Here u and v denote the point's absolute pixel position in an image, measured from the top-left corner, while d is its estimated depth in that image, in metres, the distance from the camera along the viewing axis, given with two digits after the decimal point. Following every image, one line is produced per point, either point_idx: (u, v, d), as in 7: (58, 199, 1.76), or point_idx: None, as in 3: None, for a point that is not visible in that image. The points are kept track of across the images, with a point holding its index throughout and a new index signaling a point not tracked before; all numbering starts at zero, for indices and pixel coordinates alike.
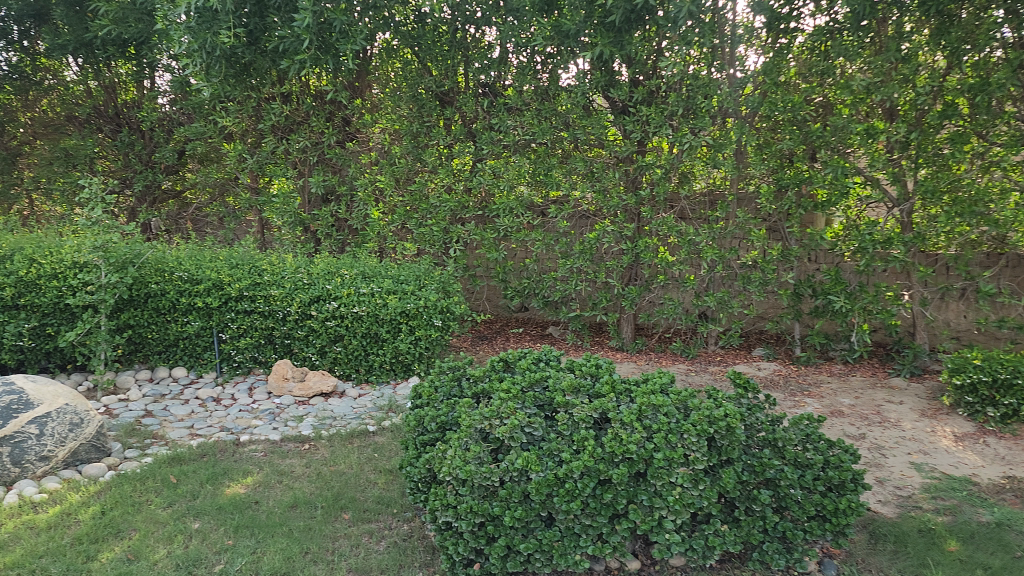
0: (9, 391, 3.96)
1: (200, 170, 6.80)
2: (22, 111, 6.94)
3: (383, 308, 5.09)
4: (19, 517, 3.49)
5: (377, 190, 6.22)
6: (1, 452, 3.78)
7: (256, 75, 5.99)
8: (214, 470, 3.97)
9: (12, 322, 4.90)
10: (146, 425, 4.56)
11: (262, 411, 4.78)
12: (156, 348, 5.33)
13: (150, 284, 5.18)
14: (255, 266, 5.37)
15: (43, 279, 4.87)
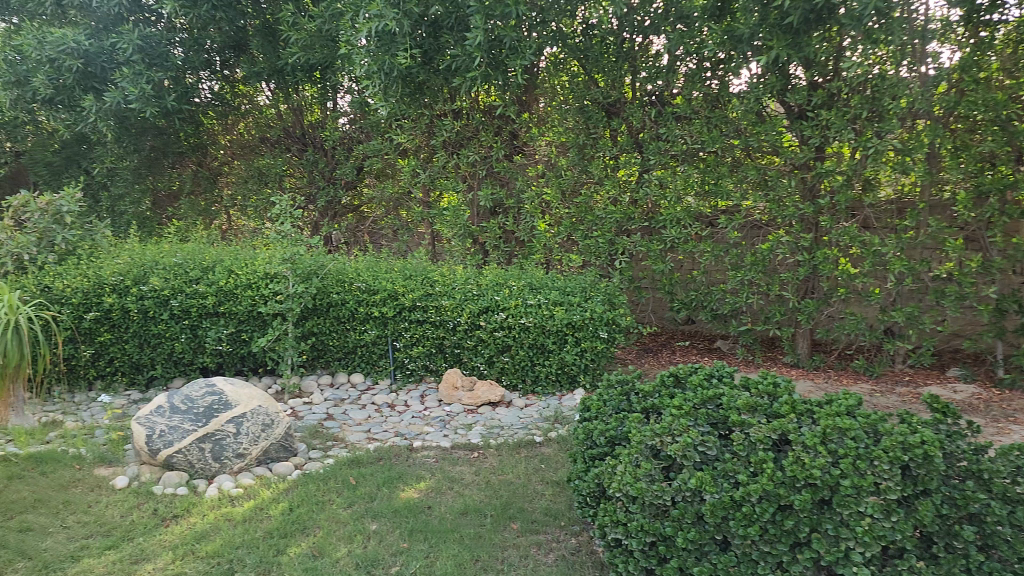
0: (211, 392, 4.31)
1: (378, 185, 7.13)
2: (223, 135, 7.60)
3: (550, 319, 5.12)
4: (219, 509, 3.79)
5: (544, 202, 6.28)
6: (205, 448, 4.14)
7: (430, 93, 6.22)
8: (390, 473, 4.13)
9: (213, 327, 5.32)
10: (328, 428, 4.83)
11: (433, 418, 4.94)
12: (336, 355, 5.62)
13: (332, 293, 5.46)
14: (427, 277, 5.56)
15: (239, 288, 5.28)
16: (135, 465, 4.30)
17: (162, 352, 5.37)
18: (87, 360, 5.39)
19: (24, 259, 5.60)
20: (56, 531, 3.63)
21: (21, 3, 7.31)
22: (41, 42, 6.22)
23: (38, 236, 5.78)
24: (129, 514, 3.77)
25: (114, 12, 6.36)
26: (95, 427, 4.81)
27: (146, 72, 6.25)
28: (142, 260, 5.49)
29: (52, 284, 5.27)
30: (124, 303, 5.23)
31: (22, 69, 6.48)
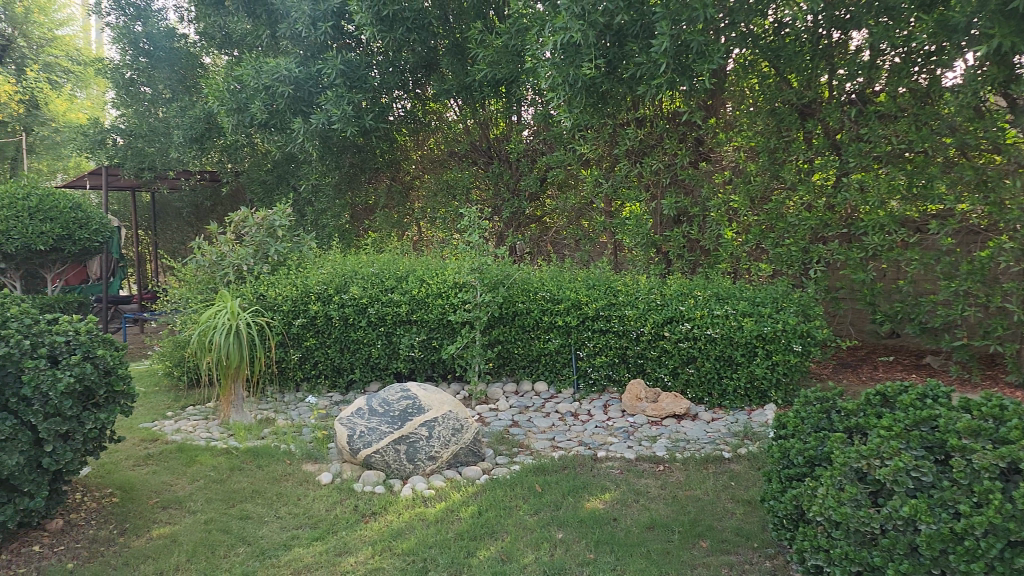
0: (407, 396, 4.54)
1: (561, 195, 7.22)
2: (414, 150, 8.02)
3: (738, 330, 4.95)
4: (413, 509, 3.95)
5: (731, 210, 6.07)
6: (400, 449, 4.34)
7: (613, 103, 6.21)
8: (574, 483, 4.14)
9: (406, 334, 5.59)
10: (514, 434, 4.92)
11: (616, 429, 4.90)
12: (521, 363, 5.72)
13: (517, 302, 5.58)
14: (611, 286, 5.54)
15: (430, 297, 5.51)
16: (338, 462, 4.59)
17: (360, 357, 5.70)
18: (295, 362, 5.82)
19: (243, 269, 6.15)
20: (270, 520, 3.93)
21: (242, 37, 8.09)
22: (259, 72, 6.86)
23: (255, 248, 6.33)
24: (333, 508, 4.03)
25: (320, 40, 6.87)
26: (302, 425, 5.19)
27: (347, 95, 6.68)
28: (343, 270, 5.87)
29: (265, 293, 5.75)
30: (327, 310, 5.61)
31: (242, 97, 7.16)
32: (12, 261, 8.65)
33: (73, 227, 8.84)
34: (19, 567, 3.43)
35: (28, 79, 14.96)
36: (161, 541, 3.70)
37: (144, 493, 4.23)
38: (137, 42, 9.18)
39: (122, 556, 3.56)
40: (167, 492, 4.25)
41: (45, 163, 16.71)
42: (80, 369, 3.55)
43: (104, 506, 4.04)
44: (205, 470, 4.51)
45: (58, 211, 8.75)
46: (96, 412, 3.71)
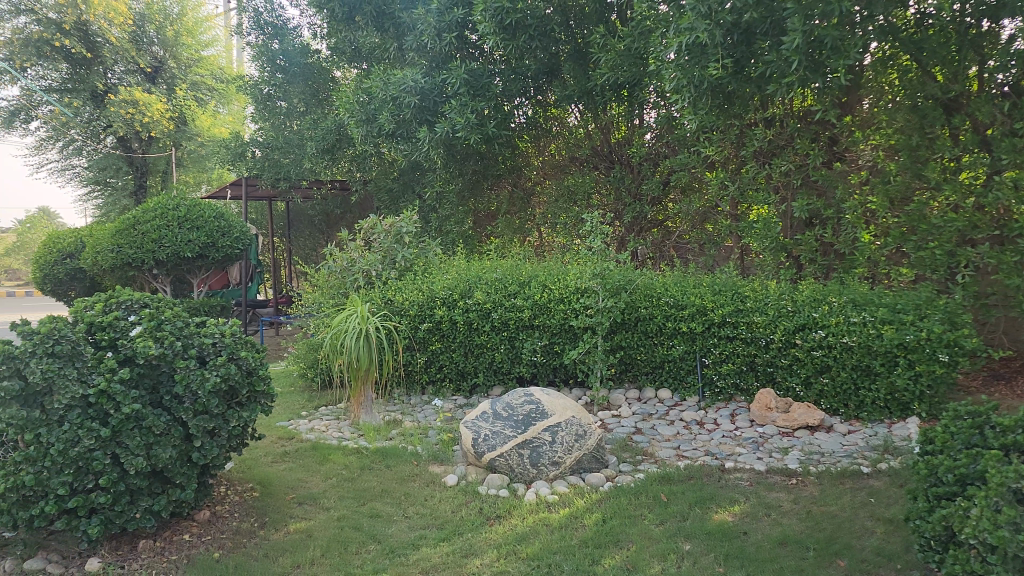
0: (530, 400, 4.57)
1: (684, 199, 7.10)
2: (535, 156, 8.09)
3: (877, 339, 4.70)
4: (538, 514, 3.96)
5: (868, 212, 5.78)
6: (524, 453, 4.36)
7: (739, 103, 6.05)
8: (701, 494, 4.03)
9: (529, 339, 5.63)
10: (638, 442, 4.85)
11: (745, 439, 4.75)
12: (644, 369, 5.65)
13: (640, 308, 5.51)
14: (738, 291, 5.38)
15: (553, 302, 5.52)
16: (463, 465, 4.67)
17: (483, 361, 5.78)
18: (421, 366, 5.96)
19: (372, 274, 6.36)
20: (398, 519, 4.04)
21: (371, 51, 8.39)
22: (387, 84, 7.12)
23: (384, 254, 6.55)
24: (459, 510, 4.09)
25: (445, 50, 7.04)
26: (429, 428, 5.31)
27: (470, 103, 6.79)
28: (467, 275, 5.97)
29: (393, 298, 5.93)
30: (452, 315, 5.73)
31: (371, 108, 7.44)
32: (163, 267, 9.30)
33: (217, 236, 9.41)
34: (171, 554, 3.68)
35: (178, 97, 16.14)
36: (297, 536, 3.86)
37: (281, 488, 4.43)
38: (274, 59, 9.71)
39: (262, 548, 3.75)
40: (302, 489, 4.44)
41: (192, 175, 17.89)
42: (225, 370, 3.75)
43: (245, 499, 4.26)
44: (337, 469, 4.69)
45: (204, 220, 9.35)
46: (239, 410, 3.92)
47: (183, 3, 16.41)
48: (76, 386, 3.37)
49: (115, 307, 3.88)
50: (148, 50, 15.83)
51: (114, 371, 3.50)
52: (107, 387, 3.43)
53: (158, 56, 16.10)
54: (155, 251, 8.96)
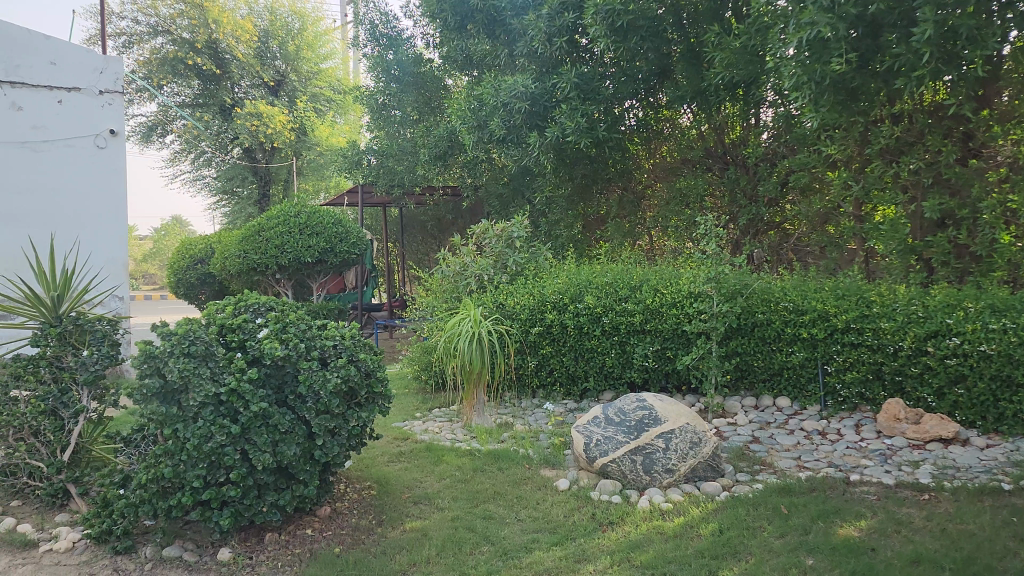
0: (643, 406, 4.50)
1: (803, 200, 6.87)
2: (646, 158, 8.00)
3: (1019, 347, 4.37)
4: (651, 521, 3.90)
5: (1009, 210, 5.37)
6: (636, 460, 4.30)
7: (863, 99, 5.78)
8: (825, 507, 3.85)
9: (640, 344, 5.54)
10: (755, 451, 4.71)
11: (871, 451, 4.52)
12: (761, 376, 5.50)
13: (757, 313, 5.35)
14: (863, 295, 5.13)
15: (665, 307, 5.42)
16: (575, 469, 4.65)
17: (595, 365, 5.74)
18: (532, 370, 5.99)
19: (483, 279, 6.43)
20: (511, 522, 4.06)
21: (482, 58, 8.51)
22: (498, 90, 7.22)
23: (495, 258, 6.63)
24: (571, 515, 4.07)
25: (556, 55, 7.09)
26: (540, 431, 5.32)
27: (581, 107, 6.78)
28: (578, 279, 5.95)
29: (505, 301, 5.99)
30: (563, 319, 5.73)
31: (482, 115, 7.57)
32: (286, 272, 9.74)
33: (335, 241, 9.73)
34: (295, 547, 3.83)
35: (299, 109, 16.89)
36: (413, 534, 3.94)
37: (398, 487, 4.54)
38: (389, 69, 9.99)
39: (380, 545, 3.85)
40: (417, 488, 4.54)
41: (311, 184, 18.62)
42: (346, 371, 3.87)
43: (364, 497, 4.39)
44: (450, 470, 4.76)
45: (323, 227, 9.71)
46: (359, 411, 4.04)
47: (303, 19, 17.14)
48: (210, 385, 3.56)
49: (243, 310, 4.07)
50: (271, 65, 16.72)
51: (243, 371, 3.67)
52: (237, 386, 3.59)
53: (281, 71, 16.94)
54: (278, 257, 9.44)
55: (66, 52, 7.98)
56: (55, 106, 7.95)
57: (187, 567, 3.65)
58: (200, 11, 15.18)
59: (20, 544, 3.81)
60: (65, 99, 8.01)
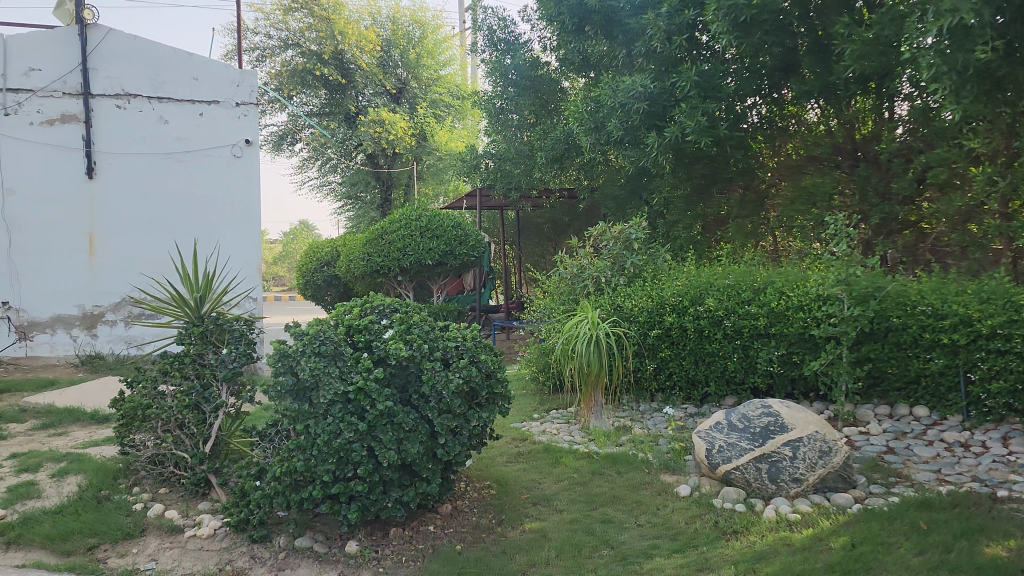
0: (768, 412, 4.36)
1: (942, 198, 6.47)
2: (770, 158, 7.74)
3: None
4: (778, 532, 3.76)
5: None
6: (762, 468, 4.16)
7: (1011, 88, 5.38)
8: (969, 524, 3.58)
9: (764, 348, 5.36)
10: (890, 462, 4.48)
11: (1021, 466, 4.21)
12: (896, 384, 5.22)
13: (891, 317, 5.06)
14: (1012, 297, 4.76)
15: (791, 310, 5.21)
16: (696, 475, 4.55)
17: (715, 370, 5.61)
18: (651, 373, 5.93)
19: (601, 281, 6.41)
20: (630, 526, 4.03)
21: (600, 59, 8.48)
22: (616, 91, 7.18)
23: (613, 261, 6.59)
24: (692, 522, 3.99)
25: (675, 53, 7.01)
26: (659, 436, 5.24)
27: (701, 105, 6.63)
28: (698, 281, 5.81)
29: (623, 304, 5.96)
30: (683, 322, 5.64)
31: (600, 116, 7.56)
32: (408, 275, 10.01)
33: (455, 244, 9.89)
34: (419, 542, 3.93)
35: (419, 115, 17.28)
36: (532, 535, 3.96)
37: (517, 487, 4.59)
38: (507, 74, 10.10)
39: (499, 544, 3.89)
40: (536, 489, 4.56)
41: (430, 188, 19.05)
42: (467, 372, 3.92)
43: (483, 497, 4.46)
44: (569, 472, 4.76)
45: (443, 230, 9.91)
46: (479, 411, 4.10)
47: (423, 27, 17.57)
48: (339, 383, 3.72)
49: (370, 312, 4.19)
50: (392, 73, 17.25)
51: (370, 370, 3.79)
52: (364, 385, 3.71)
53: (402, 78, 17.47)
54: (400, 259, 9.72)
55: (207, 69, 8.88)
56: (197, 118, 8.88)
57: (318, 557, 3.81)
58: (327, 23, 16.05)
59: (167, 529, 4.06)
60: (206, 112, 8.91)
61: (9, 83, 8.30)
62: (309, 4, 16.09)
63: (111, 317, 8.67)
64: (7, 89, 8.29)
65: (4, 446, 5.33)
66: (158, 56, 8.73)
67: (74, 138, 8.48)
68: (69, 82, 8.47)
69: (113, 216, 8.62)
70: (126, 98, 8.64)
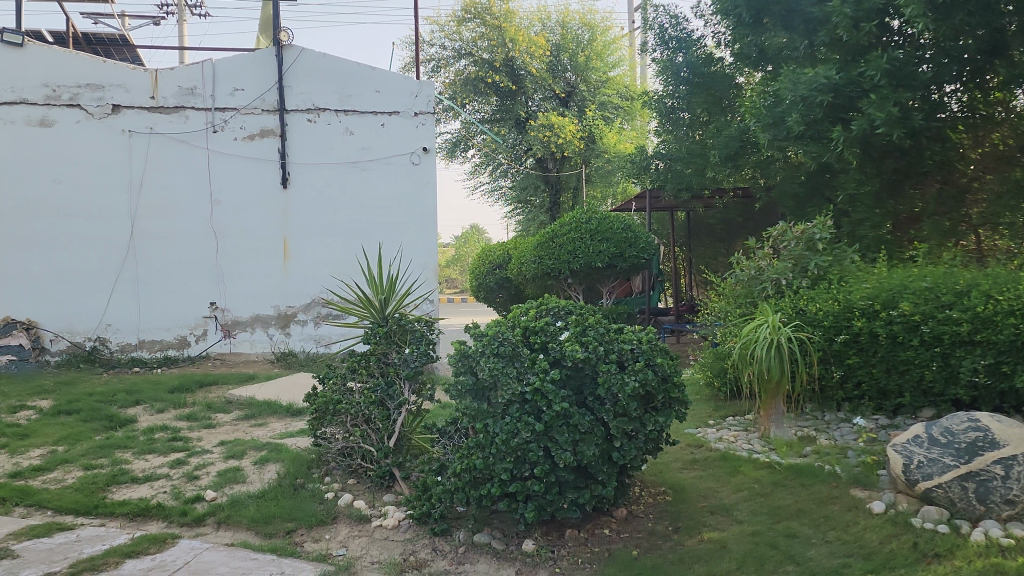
0: (976, 427, 3.96)
1: None
2: (972, 148, 7.06)
3: None
4: (988, 558, 3.41)
5: None
6: (968, 487, 3.81)
7: None
8: None
9: (967, 357, 4.91)
10: None
11: None
12: None
13: None
14: None
15: (1000, 315, 4.75)
16: (891, 492, 4.23)
17: (910, 379, 5.22)
18: (837, 381, 5.60)
19: (781, 283, 6.14)
20: (818, 543, 3.82)
21: (779, 51, 8.13)
22: (795, 84, 6.84)
23: (795, 262, 6.29)
24: (888, 542, 3.72)
25: (863, 41, 6.63)
26: (847, 448, 4.94)
27: (893, 95, 6.21)
28: (890, 284, 5.41)
29: (805, 307, 5.64)
30: (872, 327, 5.26)
31: (778, 111, 7.25)
32: (578, 278, 10.08)
33: (624, 247, 9.81)
34: (594, 545, 3.92)
35: (588, 118, 17.30)
36: (711, 545, 3.84)
37: (694, 495, 4.46)
38: (678, 72, 9.88)
39: (677, 553, 3.80)
40: (714, 498, 4.42)
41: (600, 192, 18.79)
42: (644, 375, 3.83)
43: (659, 503, 4.39)
44: (748, 482, 4.57)
45: (613, 232, 9.84)
46: (656, 415, 4.00)
47: (593, 29, 17.57)
48: (516, 383, 3.78)
49: (546, 314, 4.20)
50: (561, 77, 17.47)
51: (547, 372, 3.81)
52: (540, 386, 3.74)
53: (571, 82, 17.60)
54: (569, 262, 9.81)
55: (388, 81, 9.34)
56: (378, 128, 9.34)
57: (496, 554, 3.89)
58: (498, 31, 16.56)
59: (356, 518, 4.28)
60: (387, 122, 9.35)
61: (217, 103, 9.13)
62: (481, 14, 16.65)
63: (302, 317, 9.31)
64: (215, 108, 9.12)
65: (214, 433, 5.84)
66: (344, 71, 9.28)
67: (271, 151, 9.20)
68: (267, 99, 9.21)
69: (304, 224, 9.27)
70: (316, 112, 9.26)
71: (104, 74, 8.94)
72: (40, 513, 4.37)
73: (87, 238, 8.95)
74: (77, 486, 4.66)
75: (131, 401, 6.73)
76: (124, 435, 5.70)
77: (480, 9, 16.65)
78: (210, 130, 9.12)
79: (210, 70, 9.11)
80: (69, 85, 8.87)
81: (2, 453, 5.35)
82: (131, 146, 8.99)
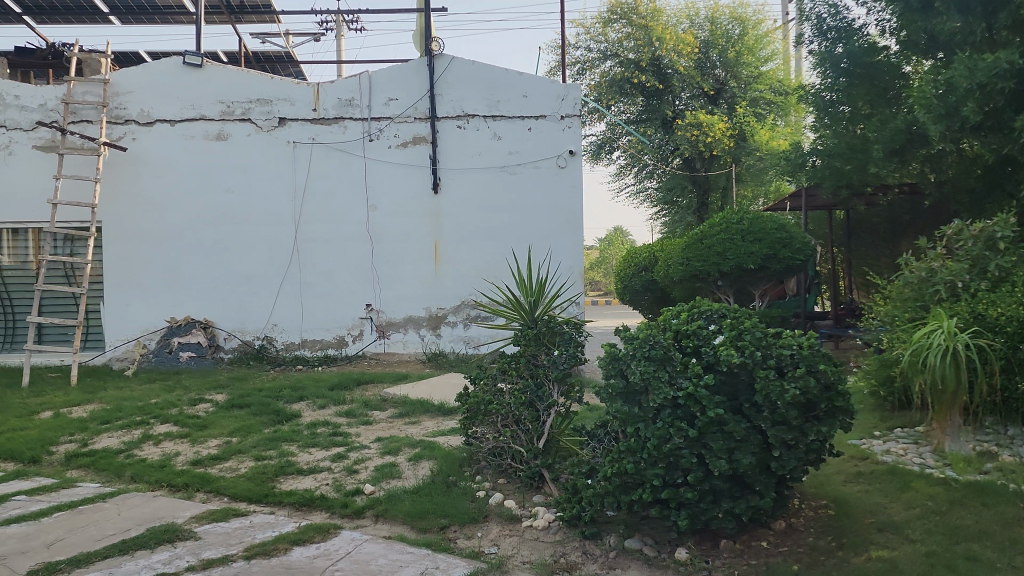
0: None
1: None
2: None
3: None
4: None
5: None
6: None
7: None
8: None
9: None
10: None
11: None
12: None
13: None
14: None
15: None
16: None
17: None
18: None
19: (957, 286, 5.69)
20: (1003, 568, 3.49)
21: (951, 36, 7.58)
22: (972, 70, 6.31)
23: (972, 262, 5.85)
24: None
25: None
26: None
27: None
28: None
29: (986, 312, 5.18)
30: None
31: (952, 99, 6.69)
32: (728, 279, 9.74)
33: (778, 247, 9.45)
34: (752, 558, 3.78)
35: (738, 115, 16.77)
36: (881, 564, 3.60)
37: (860, 511, 4.20)
38: (837, 63, 9.43)
39: (842, 570, 3.59)
40: (882, 514, 4.15)
41: (753, 191, 17.87)
42: (805, 382, 3.64)
43: (821, 517, 4.17)
44: (922, 499, 4.24)
45: (766, 233, 9.51)
46: (818, 424, 3.79)
47: (744, 23, 17.05)
48: (668, 388, 3.70)
49: (698, 317, 4.08)
50: (709, 74, 17.06)
51: (700, 377, 3.70)
52: (693, 391, 3.63)
53: (721, 79, 17.14)
54: (719, 264, 9.54)
55: (536, 85, 9.43)
56: (525, 132, 9.45)
57: (648, 560, 3.82)
58: (645, 31, 16.50)
59: (507, 517, 4.33)
60: (534, 126, 9.44)
61: (373, 113, 9.53)
62: (627, 14, 16.83)
63: (452, 318, 9.55)
64: (371, 118, 9.53)
65: (371, 430, 6.09)
66: (493, 77, 9.46)
67: (423, 158, 9.51)
68: (420, 107, 9.53)
69: (454, 227, 9.52)
70: (465, 119, 9.49)
71: (272, 89, 9.56)
72: (218, 499, 4.71)
73: (256, 242, 9.58)
74: (250, 475, 4.99)
75: (295, 397, 7.14)
76: (290, 429, 6.06)
77: (627, 9, 16.67)
78: (367, 138, 9.54)
79: (366, 82, 9.51)
80: (242, 100, 9.54)
81: (185, 441, 5.82)
82: (297, 156, 9.57)
